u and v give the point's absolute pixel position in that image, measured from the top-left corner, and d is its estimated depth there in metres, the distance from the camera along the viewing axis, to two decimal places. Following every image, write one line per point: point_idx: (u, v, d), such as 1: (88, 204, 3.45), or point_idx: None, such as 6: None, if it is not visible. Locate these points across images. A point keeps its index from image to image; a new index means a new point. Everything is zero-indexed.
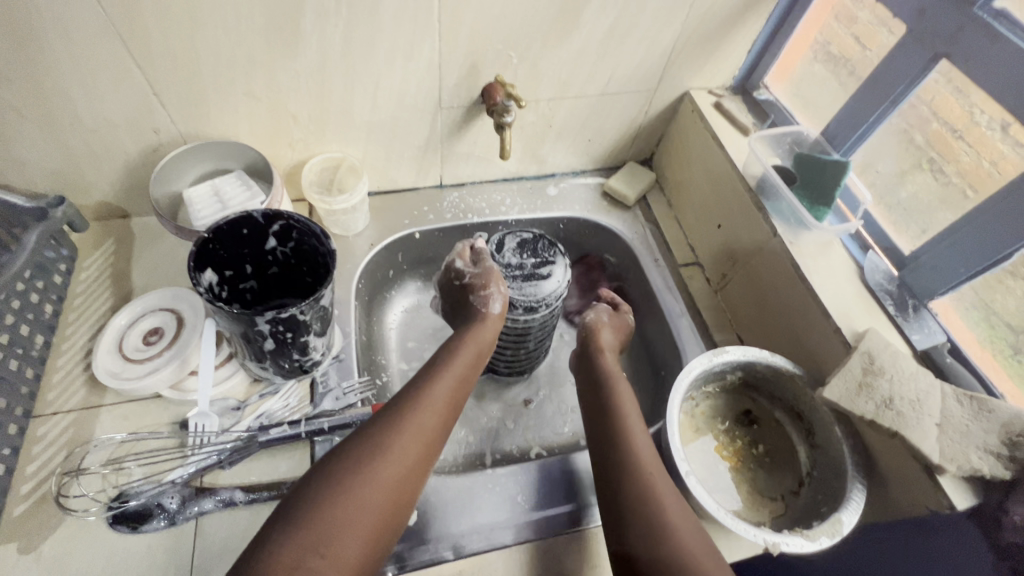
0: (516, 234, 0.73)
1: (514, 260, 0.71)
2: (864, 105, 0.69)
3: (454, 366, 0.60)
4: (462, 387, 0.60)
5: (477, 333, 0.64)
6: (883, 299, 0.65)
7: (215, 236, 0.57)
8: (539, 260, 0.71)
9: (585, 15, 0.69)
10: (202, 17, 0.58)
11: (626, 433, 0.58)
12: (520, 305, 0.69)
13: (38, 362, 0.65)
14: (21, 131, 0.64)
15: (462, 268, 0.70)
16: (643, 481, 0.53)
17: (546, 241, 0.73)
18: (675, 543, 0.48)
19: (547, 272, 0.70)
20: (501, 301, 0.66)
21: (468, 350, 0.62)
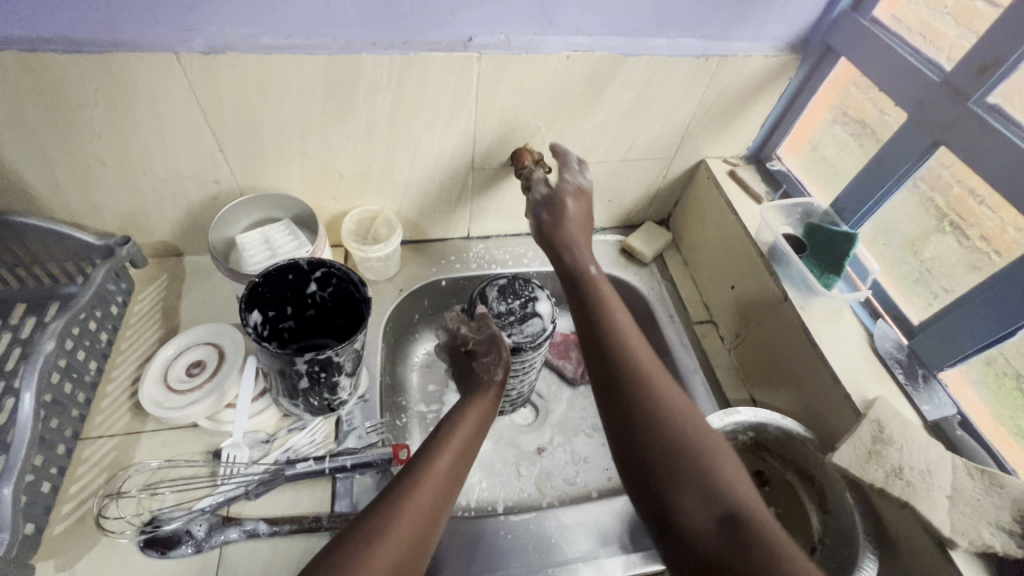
0: (495, 284, 0.75)
1: (502, 308, 0.72)
2: (870, 181, 0.72)
3: (460, 434, 0.61)
4: (469, 450, 0.61)
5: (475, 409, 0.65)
6: (893, 367, 0.66)
7: (264, 280, 0.62)
8: (523, 300, 0.73)
9: (608, 92, 0.76)
10: (270, 87, 0.66)
11: (618, 326, 0.62)
12: (526, 346, 0.69)
13: (90, 387, 0.70)
14: (101, 177, 0.72)
15: (466, 334, 0.72)
16: (643, 385, 0.56)
17: (519, 281, 0.76)
18: (682, 438, 0.52)
19: (534, 308, 0.72)
20: (503, 370, 0.67)
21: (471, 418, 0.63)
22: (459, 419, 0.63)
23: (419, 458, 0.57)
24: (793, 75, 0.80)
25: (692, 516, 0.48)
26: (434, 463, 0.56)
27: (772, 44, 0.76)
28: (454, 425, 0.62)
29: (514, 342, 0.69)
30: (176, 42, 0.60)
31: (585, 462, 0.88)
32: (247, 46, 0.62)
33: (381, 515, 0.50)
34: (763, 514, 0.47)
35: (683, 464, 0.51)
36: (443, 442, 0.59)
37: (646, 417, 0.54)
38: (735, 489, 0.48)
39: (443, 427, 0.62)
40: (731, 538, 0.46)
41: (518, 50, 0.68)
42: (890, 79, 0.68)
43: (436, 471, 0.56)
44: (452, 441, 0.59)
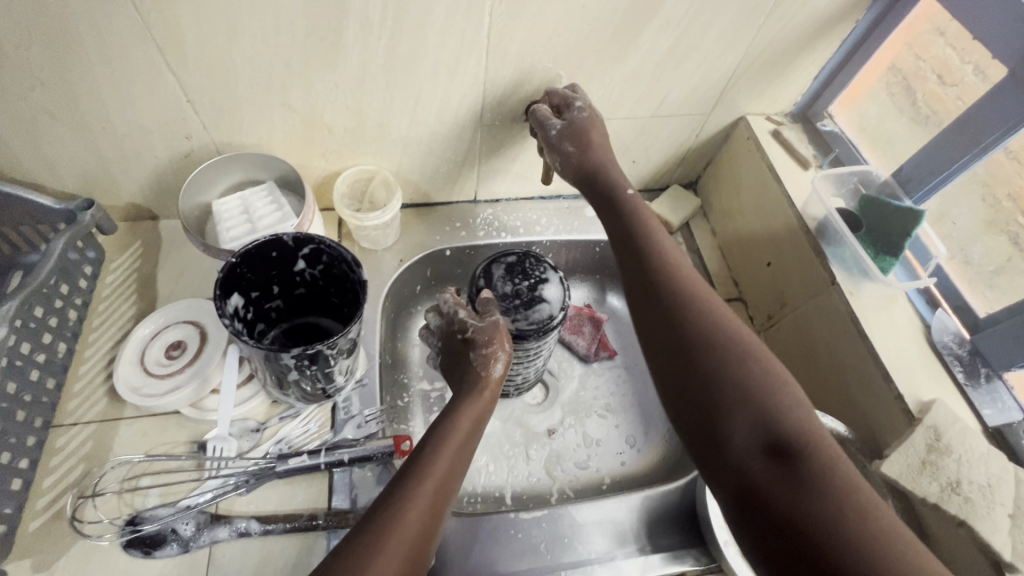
0: (501, 261, 0.69)
1: (508, 289, 0.66)
2: (946, 150, 0.63)
3: (447, 448, 0.53)
4: (459, 465, 0.53)
5: (465, 417, 0.57)
6: (952, 365, 0.60)
7: (244, 259, 0.54)
8: (532, 281, 0.67)
9: (644, 36, 0.64)
10: (241, 26, 0.55)
11: (666, 255, 0.58)
12: (530, 334, 0.63)
13: (60, 370, 0.64)
14: (52, 132, 0.62)
15: (465, 318, 0.63)
16: (694, 309, 0.53)
17: (531, 260, 0.69)
18: (737, 362, 0.49)
19: (542, 293, 0.66)
20: (505, 362, 0.61)
21: (461, 429, 0.55)
22: (449, 430, 0.55)
23: (401, 480, 0.49)
24: (861, 17, 0.67)
25: (743, 440, 0.46)
26: (420, 485, 0.49)
27: None
28: (441, 439, 0.54)
29: (517, 329, 0.63)
30: None
31: (597, 445, 0.83)
32: None
33: (357, 552, 0.43)
34: (820, 443, 0.44)
35: (735, 388, 0.48)
36: (429, 458, 0.52)
37: (696, 340, 0.51)
38: (789, 414, 0.46)
39: (430, 441, 0.54)
40: (783, 463, 0.44)
41: None
42: (987, 26, 0.57)
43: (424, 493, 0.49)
44: (439, 457, 0.52)
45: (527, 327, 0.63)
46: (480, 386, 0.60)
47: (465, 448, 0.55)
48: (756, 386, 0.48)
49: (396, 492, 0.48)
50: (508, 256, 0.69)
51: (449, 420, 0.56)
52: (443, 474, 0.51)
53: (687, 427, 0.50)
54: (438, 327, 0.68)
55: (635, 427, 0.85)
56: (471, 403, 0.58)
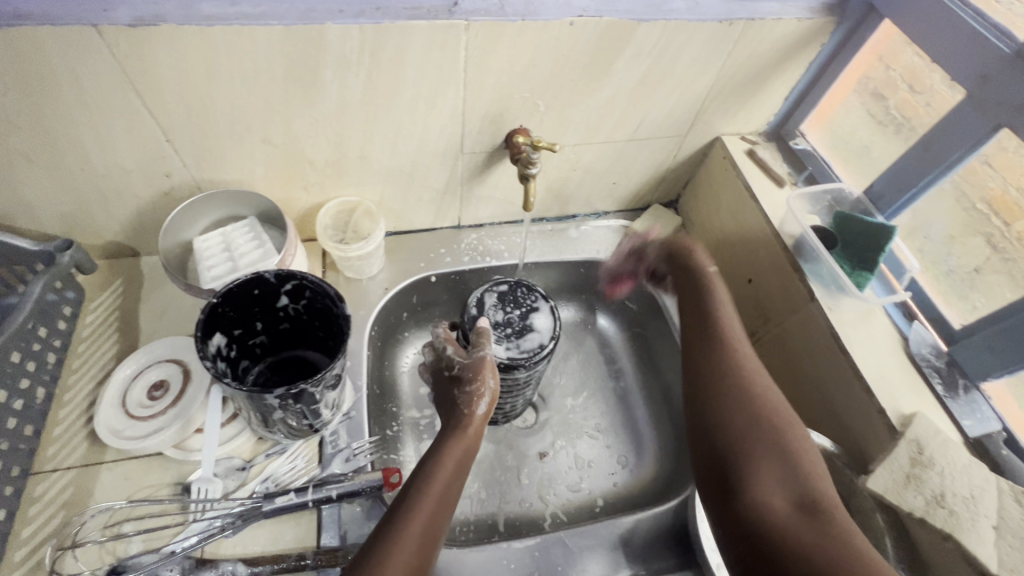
0: (492, 290, 0.70)
1: (500, 317, 0.67)
2: (913, 167, 0.65)
3: (434, 491, 0.53)
4: (446, 506, 0.53)
5: (450, 457, 0.57)
6: (931, 377, 0.61)
7: (226, 299, 0.54)
8: (524, 309, 0.68)
9: (617, 65, 0.66)
10: (220, 68, 0.55)
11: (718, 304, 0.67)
12: (520, 365, 0.64)
13: (39, 415, 0.62)
14: (29, 175, 0.61)
15: (452, 357, 0.65)
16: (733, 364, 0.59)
17: (523, 289, 0.71)
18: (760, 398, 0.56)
19: (532, 322, 0.67)
20: (485, 403, 0.61)
21: (450, 471, 0.56)
22: (434, 471, 0.55)
23: (388, 525, 0.49)
24: (826, 40, 0.70)
25: (764, 493, 0.49)
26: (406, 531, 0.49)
27: (805, 4, 0.66)
28: (426, 482, 0.54)
29: (508, 358, 0.63)
30: (97, 13, 0.49)
31: (590, 466, 0.82)
32: (186, 16, 0.51)
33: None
34: (839, 509, 0.47)
35: (767, 454, 0.51)
36: (414, 502, 0.51)
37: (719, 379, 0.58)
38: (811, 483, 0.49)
39: (415, 485, 0.53)
40: (807, 515, 0.46)
41: (513, 16, 0.58)
42: (944, 50, 0.59)
43: (410, 540, 0.48)
44: (424, 502, 0.52)
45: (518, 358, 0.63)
46: (463, 425, 0.60)
47: (452, 488, 0.55)
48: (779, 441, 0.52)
49: (383, 540, 0.48)
50: (497, 284, 0.70)
51: (435, 461, 0.56)
52: (432, 518, 0.51)
53: (705, 479, 0.54)
54: (430, 362, 0.70)
55: (626, 447, 0.85)
56: (456, 442, 0.58)
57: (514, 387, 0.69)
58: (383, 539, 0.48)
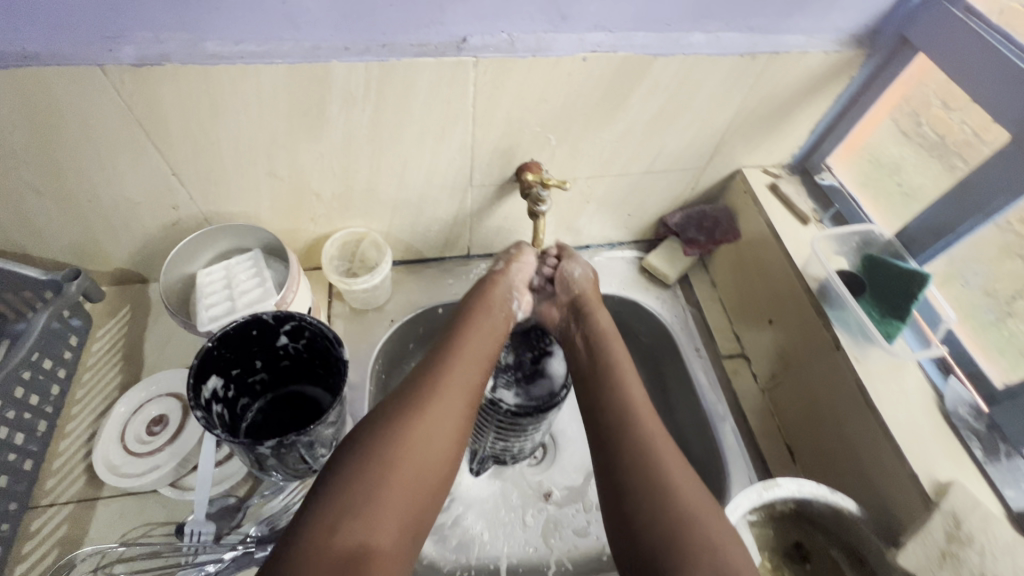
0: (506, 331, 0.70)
1: (511, 360, 0.66)
2: (951, 212, 0.60)
3: (446, 397, 0.55)
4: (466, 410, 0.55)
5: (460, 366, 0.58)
6: (970, 442, 0.56)
7: (221, 341, 0.53)
8: (537, 353, 0.68)
9: (633, 99, 0.63)
10: (224, 105, 0.55)
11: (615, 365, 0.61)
12: (527, 408, 0.61)
13: (39, 448, 0.62)
14: (39, 207, 0.62)
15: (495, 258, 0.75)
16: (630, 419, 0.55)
17: (538, 332, 0.71)
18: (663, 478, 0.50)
19: (544, 366, 0.66)
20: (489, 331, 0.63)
21: (462, 378, 0.57)
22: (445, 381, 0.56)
23: (393, 428, 0.51)
24: (855, 74, 0.67)
25: None
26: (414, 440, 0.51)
27: (833, 36, 0.62)
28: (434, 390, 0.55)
29: (517, 404, 0.61)
30: (102, 53, 0.49)
31: (598, 510, 0.79)
32: (190, 55, 0.50)
33: (352, 513, 0.46)
34: None
35: (693, 554, 0.46)
36: (421, 409, 0.53)
37: (617, 435, 0.54)
38: None
39: (422, 391, 0.55)
40: None
41: (524, 52, 0.56)
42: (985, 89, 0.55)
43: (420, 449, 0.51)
44: (432, 408, 0.53)
45: (523, 403, 0.61)
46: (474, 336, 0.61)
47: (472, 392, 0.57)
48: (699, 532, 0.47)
49: (385, 447, 0.50)
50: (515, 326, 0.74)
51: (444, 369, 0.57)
52: (445, 422, 0.53)
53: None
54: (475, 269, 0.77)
55: None
56: (465, 351, 0.59)
57: (521, 433, 0.66)
58: (388, 445, 0.50)
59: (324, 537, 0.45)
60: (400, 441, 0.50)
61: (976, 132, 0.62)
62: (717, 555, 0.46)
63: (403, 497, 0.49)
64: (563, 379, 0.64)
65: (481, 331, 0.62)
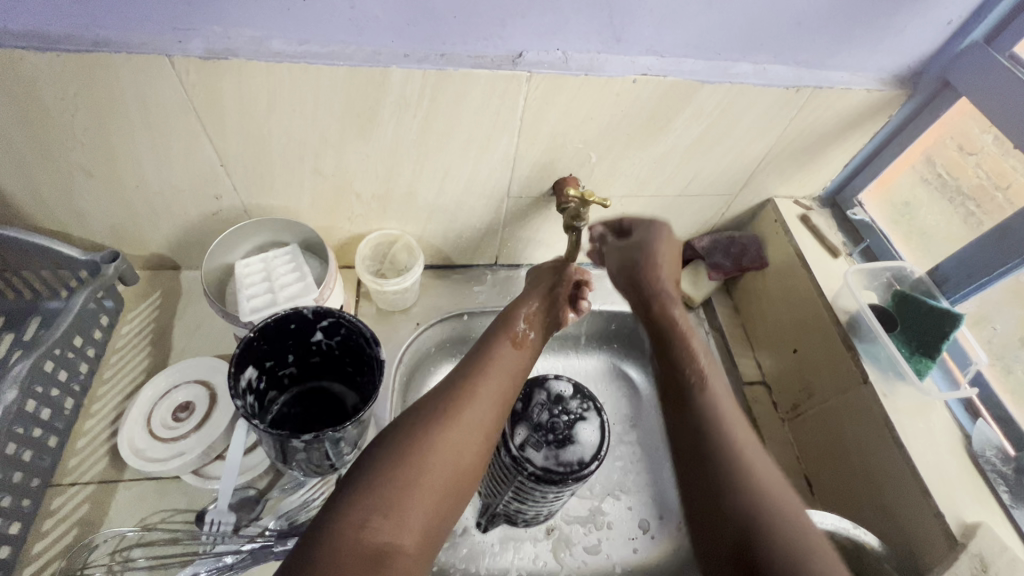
0: (546, 387, 0.66)
1: (545, 420, 0.62)
2: (984, 256, 0.61)
3: (481, 393, 0.55)
4: (506, 396, 0.56)
5: (498, 353, 0.60)
6: (997, 484, 0.56)
7: (260, 332, 0.53)
8: (571, 416, 0.63)
9: (676, 122, 0.64)
10: (280, 102, 0.56)
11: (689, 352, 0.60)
12: (555, 474, 0.58)
13: (65, 425, 0.62)
14: (87, 187, 0.63)
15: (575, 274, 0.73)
16: (719, 425, 0.53)
17: (579, 394, 0.66)
18: (720, 437, 0.52)
19: (578, 433, 0.62)
20: (528, 323, 0.65)
21: (504, 375, 0.58)
22: (489, 361, 0.59)
23: (433, 412, 0.52)
24: (894, 112, 0.68)
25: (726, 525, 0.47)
26: (462, 412, 0.53)
27: (876, 76, 0.64)
28: (474, 376, 0.57)
29: (544, 469, 0.58)
30: (171, 44, 0.50)
31: (609, 529, 0.78)
32: (255, 52, 0.52)
33: (400, 461, 0.48)
34: None
35: (722, 456, 0.50)
36: (466, 395, 0.54)
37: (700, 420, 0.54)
38: (763, 491, 0.48)
39: (461, 386, 0.55)
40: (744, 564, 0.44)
41: (577, 70, 0.57)
42: None
43: (462, 423, 0.52)
44: (473, 402, 0.54)
45: (549, 470, 0.58)
46: (510, 334, 0.63)
47: (510, 384, 0.58)
48: (728, 452, 0.51)
49: (437, 406, 0.53)
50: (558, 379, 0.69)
51: (486, 363, 0.58)
52: (486, 415, 0.54)
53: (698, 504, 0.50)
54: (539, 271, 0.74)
55: (649, 511, 0.80)
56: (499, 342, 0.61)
57: (540, 499, 0.63)
58: (435, 414, 0.52)
59: (351, 539, 0.43)
60: (445, 417, 0.52)
61: (994, 179, 0.66)
62: (739, 461, 0.50)
63: (442, 468, 0.49)
64: (595, 450, 0.60)
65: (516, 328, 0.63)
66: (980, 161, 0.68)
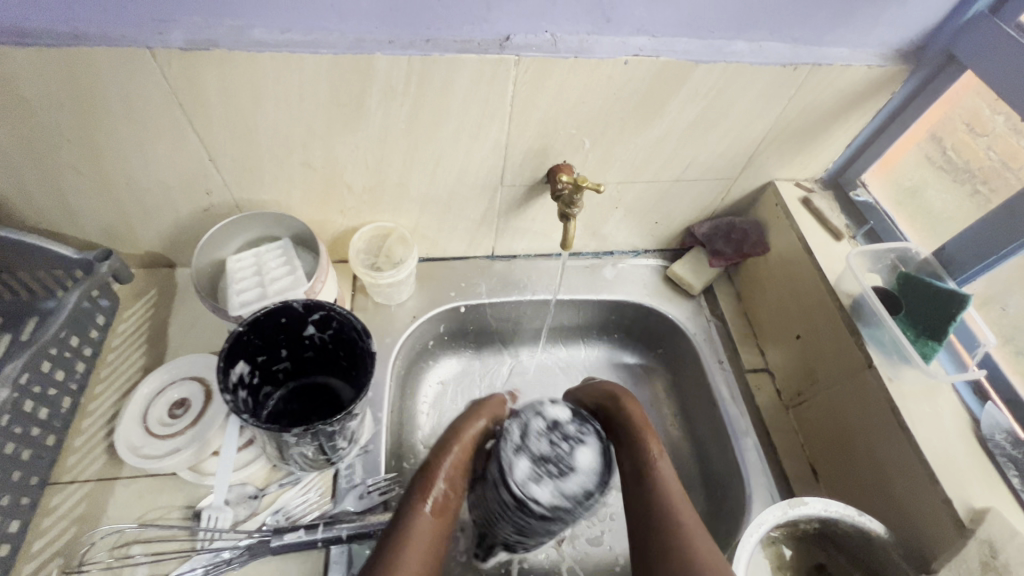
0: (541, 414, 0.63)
1: (545, 450, 0.60)
2: (991, 233, 0.59)
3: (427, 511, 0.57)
4: (435, 552, 0.55)
5: (416, 518, 0.56)
6: (1007, 469, 0.55)
7: (250, 326, 0.53)
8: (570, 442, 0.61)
9: (670, 105, 0.63)
10: (265, 94, 0.55)
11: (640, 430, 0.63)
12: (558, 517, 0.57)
13: (62, 424, 0.62)
14: (76, 185, 0.62)
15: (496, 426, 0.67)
16: (662, 507, 0.57)
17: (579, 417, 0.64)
18: (667, 520, 0.56)
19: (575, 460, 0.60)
20: (446, 478, 0.59)
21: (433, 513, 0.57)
22: (415, 498, 0.57)
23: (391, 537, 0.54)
24: (897, 89, 0.66)
25: None
26: (412, 523, 0.55)
27: (878, 51, 0.62)
28: (407, 507, 0.57)
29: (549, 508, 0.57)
30: (151, 35, 0.49)
31: (612, 520, 0.77)
32: (236, 42, 0.51)
33: None
34: None
35: (675, 532, 0.54)
36: (412, 512, 0.56)
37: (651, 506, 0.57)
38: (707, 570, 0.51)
39: (408, 503, 0.57)
40: None
41: (566, 52, 0.56)
42: None
43: (413, 538, 0.54)
44: (419, 516, 0.56)
45: (556, 506, 0.57)
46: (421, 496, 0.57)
47: (439, 529, 0.56)
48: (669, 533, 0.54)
49: (393, 529, 0.55)
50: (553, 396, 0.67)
51: (425, 477, 0.59)
52: (432, 530, 0.56)
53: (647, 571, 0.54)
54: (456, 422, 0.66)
55: None
56: (416, 511, 0.56)
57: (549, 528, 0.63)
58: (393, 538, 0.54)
59: None
60: (401, 536, 0.54)
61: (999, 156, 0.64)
62: (680, 538, 0.54)
63: None
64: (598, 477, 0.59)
65: (433, 490, 0.58)
66: (992, 143, 0.65)
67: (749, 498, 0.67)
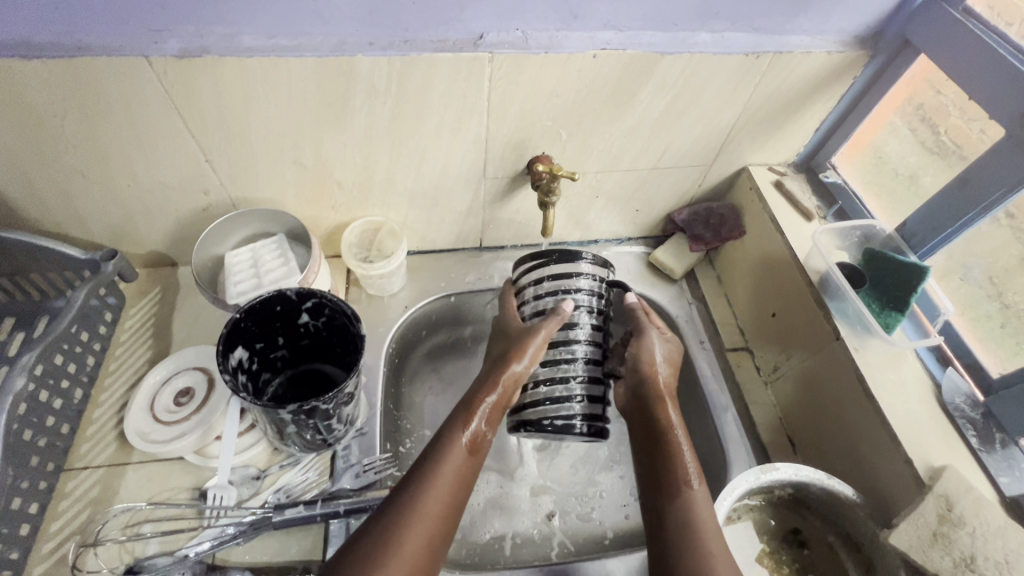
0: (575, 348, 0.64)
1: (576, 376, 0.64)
2: (948, 208, 0.62)
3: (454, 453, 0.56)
4: (462, 488, 0.55)
5: (449, 454, 0.56)
6: (965, 429, 0.58)
7: (247, 314, 0.57)
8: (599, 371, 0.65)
9: (640, 96, 0.66)
10: (256, 96, 0.59)
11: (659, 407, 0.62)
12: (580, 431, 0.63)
13: (75, 414, 0.66)
14: (83, 189, 0.66)
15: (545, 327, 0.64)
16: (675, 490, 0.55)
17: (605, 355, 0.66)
18: (683, 504, 0.54)
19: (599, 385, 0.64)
20: (486, 419, 0.60)
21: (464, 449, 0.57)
22: (449, 435, 0.58)
23: (417, 475, 0.54)
24: (858, 74, 0.69)
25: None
26: (440, 463, 0.55)
27: (837, 38, 0.65)
28: (440, 446, 0.57)
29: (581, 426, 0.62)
30: (148, 45, 0.53)
31: (601, 496, 0.81)
32: (227, 48, 0.54)
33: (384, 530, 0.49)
34: None
35: (691, 516, 0.53)
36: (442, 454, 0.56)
37: (665, 487, 0.56)
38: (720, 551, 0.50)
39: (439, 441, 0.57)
40: None
41: (537, 49, 0.59)
42: (981, 87, 0.58)
43: (437, 482, 0.54)
44: (447, 458, 0.56)
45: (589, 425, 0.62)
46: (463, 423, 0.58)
47: (467, 469, 0.57)
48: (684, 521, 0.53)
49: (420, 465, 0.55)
50: (597, 320, 0.66)
51: (463, 412, 0.60)
52: (458, 472, 0.56)
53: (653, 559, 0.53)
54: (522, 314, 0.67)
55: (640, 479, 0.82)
56: (455, 441, 0.57)
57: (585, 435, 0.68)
58: (421, 473, 0.54)
59: None
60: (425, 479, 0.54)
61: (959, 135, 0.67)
62: (694, 520, 0.53)
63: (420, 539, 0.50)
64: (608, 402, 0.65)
65: (474, 423, 0.59)
66: (984, 127, 0.63)
67: (728, 469, 0.70)
